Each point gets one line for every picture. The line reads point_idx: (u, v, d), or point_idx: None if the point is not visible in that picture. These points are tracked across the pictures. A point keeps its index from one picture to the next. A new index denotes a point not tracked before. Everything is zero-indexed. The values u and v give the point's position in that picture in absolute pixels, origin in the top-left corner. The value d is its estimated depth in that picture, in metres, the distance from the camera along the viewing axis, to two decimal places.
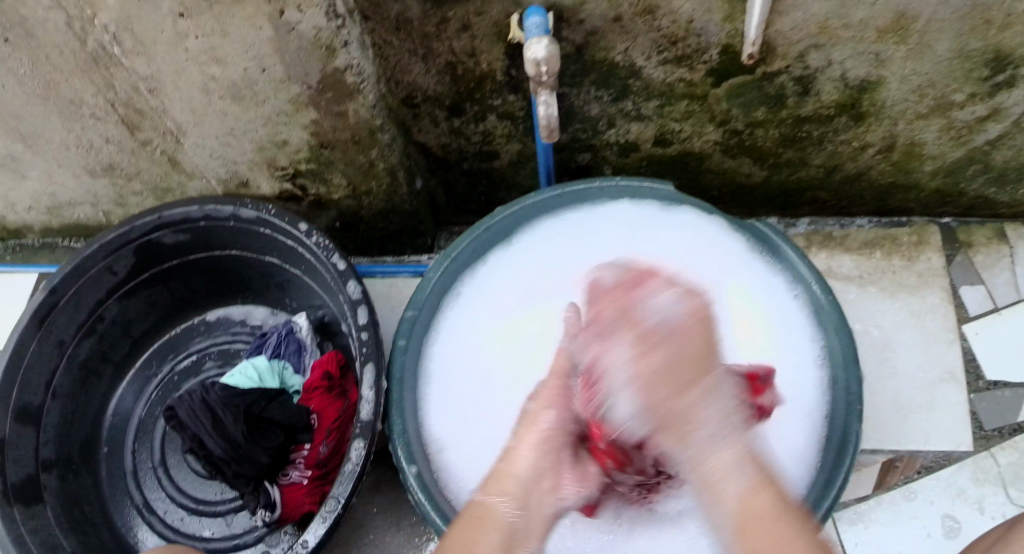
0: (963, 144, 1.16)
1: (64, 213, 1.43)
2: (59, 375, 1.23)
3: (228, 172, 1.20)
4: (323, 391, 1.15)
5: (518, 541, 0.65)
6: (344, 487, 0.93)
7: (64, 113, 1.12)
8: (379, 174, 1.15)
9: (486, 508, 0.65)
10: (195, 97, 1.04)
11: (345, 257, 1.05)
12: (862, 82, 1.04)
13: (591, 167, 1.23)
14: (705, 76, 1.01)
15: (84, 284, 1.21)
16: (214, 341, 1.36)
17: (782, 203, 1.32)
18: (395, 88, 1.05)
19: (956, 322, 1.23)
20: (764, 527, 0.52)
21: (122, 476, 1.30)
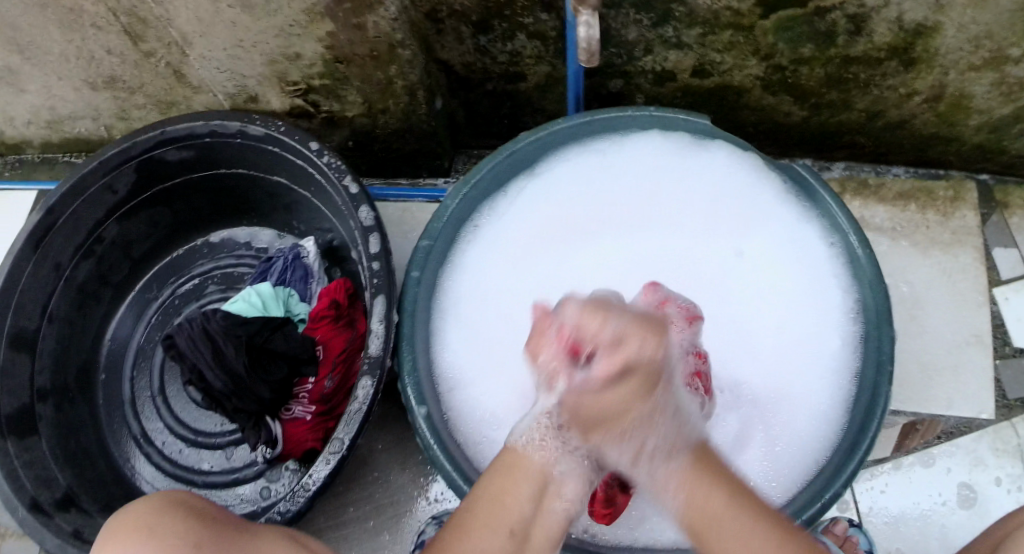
0: (1014, 101, 1.09)
1: (64, 127, 1.36)
2: (57, 298, 1.19)
3: (236, 86, 1.14)
4: (330, 322, 1.10)
5: (552, 490, 0.70)
6: (350, 427, 0.89)
7: (63, 21, 1.05)
8: (397, 91, 1.09)
9: (518, 459, 0.71)
10: (202, 6, 0.97)
11: (357, 180, 0.99)
12: (918, 27, 0.97)
13: (622, 94, 1.16)
14: (754, 7, 0.93)
15: (81, 205, 1.16)
16: (218, 264, 1.32)
17: (819, 146, 1.26)
18: (419, 0, 0.97)
19: (987, 284, 1.18)
20: (716, 519, 0.63)
21: (120, 405, 1.26)
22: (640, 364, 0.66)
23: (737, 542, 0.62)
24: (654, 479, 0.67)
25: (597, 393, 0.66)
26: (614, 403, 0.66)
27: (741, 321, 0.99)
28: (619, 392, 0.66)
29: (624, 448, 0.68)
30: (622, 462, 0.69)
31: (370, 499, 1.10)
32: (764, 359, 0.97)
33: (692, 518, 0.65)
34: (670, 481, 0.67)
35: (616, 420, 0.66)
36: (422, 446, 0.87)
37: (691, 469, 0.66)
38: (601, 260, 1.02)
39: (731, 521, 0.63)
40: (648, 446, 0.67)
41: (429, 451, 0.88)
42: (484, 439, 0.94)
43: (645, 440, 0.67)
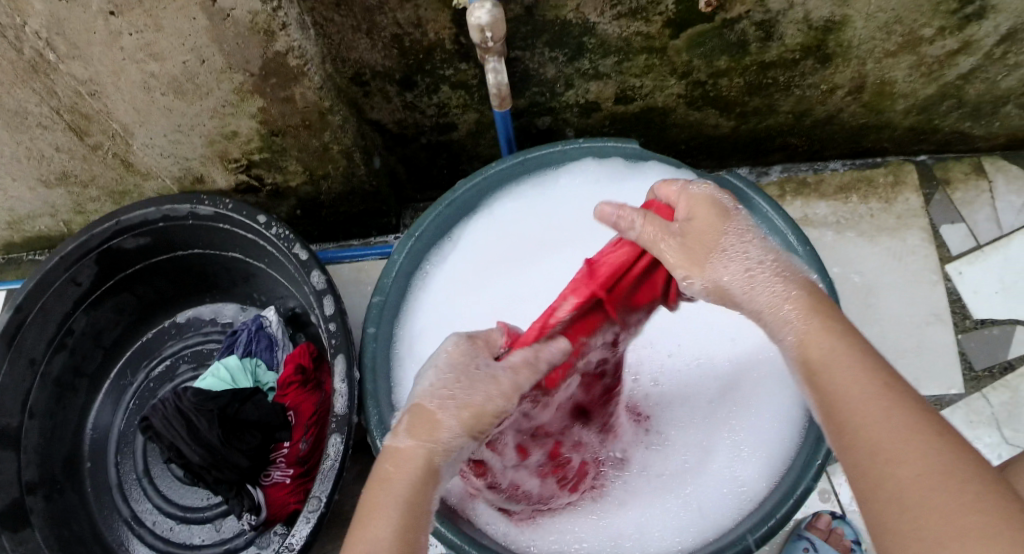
0: (935, 80, 1.12)
1: (25, 226, 1.38)
2: (35, 394, 1.20)
3: (182, 169, 1.16)
4: (297, 386, 1.11)
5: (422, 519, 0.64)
6: (325, 484, 0.92)
7: (10, 125, 1.08)
8: (335, 157, 1.12)
9: (393, 455, 0.68)
10: (137, 97, 1.00)
11: (307, 246, 1.02)
12: (827, 23, 1.00)
13: (553, 130, 1.20)
14: (663, 28, 0.97)
15: (49, 299, 1.18)
16: (186, 343, 1.33)
17: (754, 152, 1.29)
18: (343, 67, 1.01)
19: (939, 262, 1.21)
20: (860, 410, 0.58)
21: (108, 489, 1.26)
22: (695, 231, 0.76)
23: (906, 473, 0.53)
24: (746, 288, 0.72)
25: (695, 219, 0.76)
26: (711, 228, 0.75)
27: (687, 356, 1.00)
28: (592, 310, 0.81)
29: (734, 266, 0.73)
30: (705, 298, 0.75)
31: None
32: (703, 375, 0.99)
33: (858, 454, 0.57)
34: (782, 305, 0.69)
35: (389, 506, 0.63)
36: None
37: (821, 323, 0.66)
38: (527, 257, 1.06)
39: (842, 374, 0.61)
40: (748, 256, 0.74)
41: None
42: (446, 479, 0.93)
43: (740, 259, 0.73)
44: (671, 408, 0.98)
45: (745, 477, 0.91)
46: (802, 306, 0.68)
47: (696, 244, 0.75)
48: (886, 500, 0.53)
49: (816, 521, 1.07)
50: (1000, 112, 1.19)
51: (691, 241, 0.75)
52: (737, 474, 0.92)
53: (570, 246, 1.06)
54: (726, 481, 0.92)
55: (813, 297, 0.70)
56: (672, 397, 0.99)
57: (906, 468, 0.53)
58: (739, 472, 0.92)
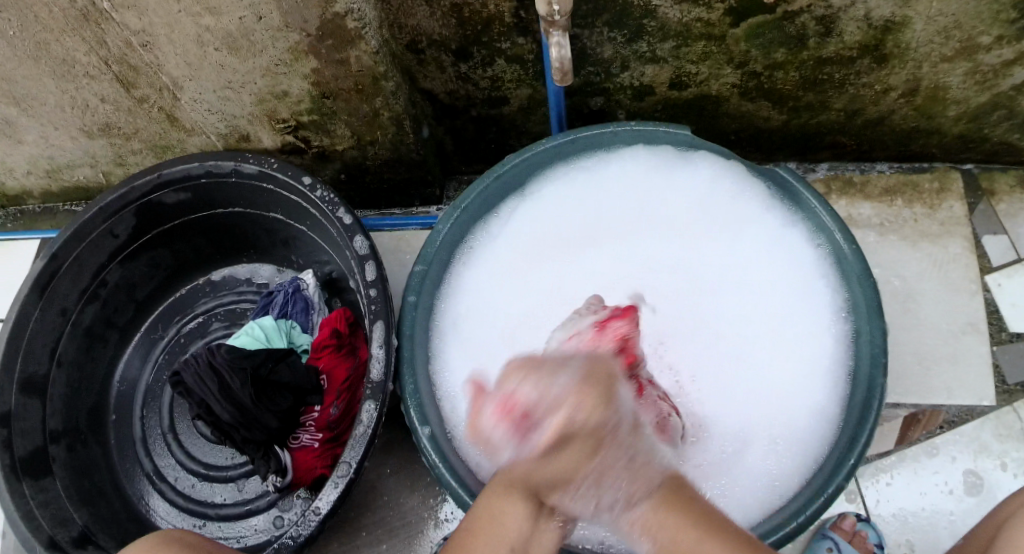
0: (989, 88, 1.11)
1: (63, 176, 1.39)
2: (64, 344, 1.21)
3: (228, 127, 1.16)
4: (332, 351, 1.12)
5: None
6: (356, 450, 0.91)
7: (57, 72, 1.08)
8: (384, 124, 1.12)
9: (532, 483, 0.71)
10: (190, 51, 1.00)
11: (351, 211, 1.02)
12: (887, 22, 0.99)
13: (605, 111, 1.19)
14: (724, 16, 0.96)
15: (85, 250, 1.18)
16: (220, 302, 1.34)
17: (801, 148, 1.28)
18: (399, 33, 1.01)
19: (980, 272, 1.20)
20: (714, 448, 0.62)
21: (132, 444, 1.28)
22: (577, 432, 0.54)
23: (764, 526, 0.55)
24: None
25: (572, 433, 0.54)
26: (587, 439, 0.55)
27: (725, 346, 0.99)
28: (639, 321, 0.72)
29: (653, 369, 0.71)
30: (586, 510, 0.58)
31: (381, 523, 1.10)
32: (743, 367, 0.98)
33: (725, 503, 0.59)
34: None
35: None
36: (427, 465, 0.89)
37: None
38: (571, 237, 1.06)
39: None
40: (604, 498, 0.57)
41: (436, 470, 0.88)
42: (476, 450, 0.95)
43: None
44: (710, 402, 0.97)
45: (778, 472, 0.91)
46: (653, 508, 0.57)
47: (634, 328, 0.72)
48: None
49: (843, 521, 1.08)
50: None
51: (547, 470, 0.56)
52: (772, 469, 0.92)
53: (614, 229, 1.06)
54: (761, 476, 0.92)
55: (675, 483, 0.60)
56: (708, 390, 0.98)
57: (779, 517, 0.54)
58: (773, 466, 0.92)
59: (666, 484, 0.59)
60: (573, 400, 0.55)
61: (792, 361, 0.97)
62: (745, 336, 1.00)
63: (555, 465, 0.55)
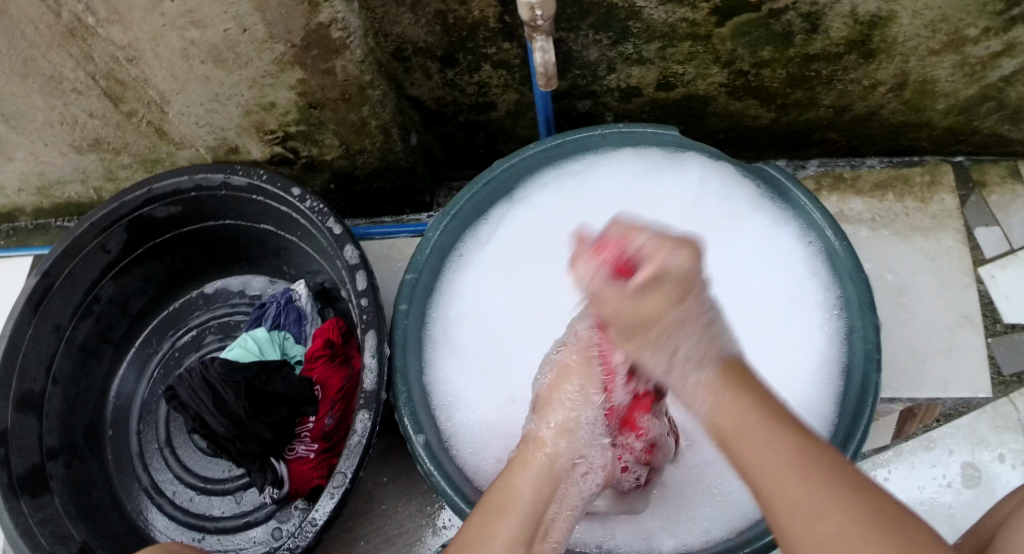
0: (977, 81, 1.11)
1: (54, 192, 1.39)
2: (59, 360, 1.20)
3: (216, 139, 1.16)
4: (325, 361, 1.11)
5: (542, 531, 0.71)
6: (350, 461, 0.91)
7: (45, 89, 1.08)
8: (372, 132, 1.11)
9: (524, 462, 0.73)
10: (176, 64, 1.00)
11: (341, 220, 1.02)
12: (873, 17, 0.99)
13: (592, 114, 1.19)
14: (709, 15, 0.96)
15: (77, 265, 1.18)
16: (214, 314, 1.33)
17: (791, 145, 1.28)
18: (384, 41, 1.01)
19: (973, 265, 1.20)
20: (739, 431, 0.60)
21: (129, 459, 1.27)
22: (670, 275, 0.66)
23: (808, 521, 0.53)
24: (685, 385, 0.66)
25: (642, 303, 0.67)
26: (649, 311, 0.67)
27: None
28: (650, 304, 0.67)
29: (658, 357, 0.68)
30: (659, 372, 0.69)
31: (379, 531, 1.10)
32: None
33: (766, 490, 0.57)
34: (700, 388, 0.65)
35: (516, 510, 0.68)
36: (422, 473, 0.88)
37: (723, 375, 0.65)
38: (564, 241, 1.06)
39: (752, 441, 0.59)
40: (681, 353, 0.66)
41: (431, 478, 0.88)
42: (474, 456, 0.95)
43: (675, 349, 0.67)
44: None
45: None
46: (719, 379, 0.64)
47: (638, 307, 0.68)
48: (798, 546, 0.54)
49: None
50: None
51: (624, 320, 0.69)
52: None
53: None
54: None
55: (744, 365, 0.67)
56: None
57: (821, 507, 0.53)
58: None
59: (736, 361, 0.66)
60: (672, 251, 0.66)
61: (787, 359, 0.97)
62: (740, 335, 1.00)
63: (628, 308, 0.69)
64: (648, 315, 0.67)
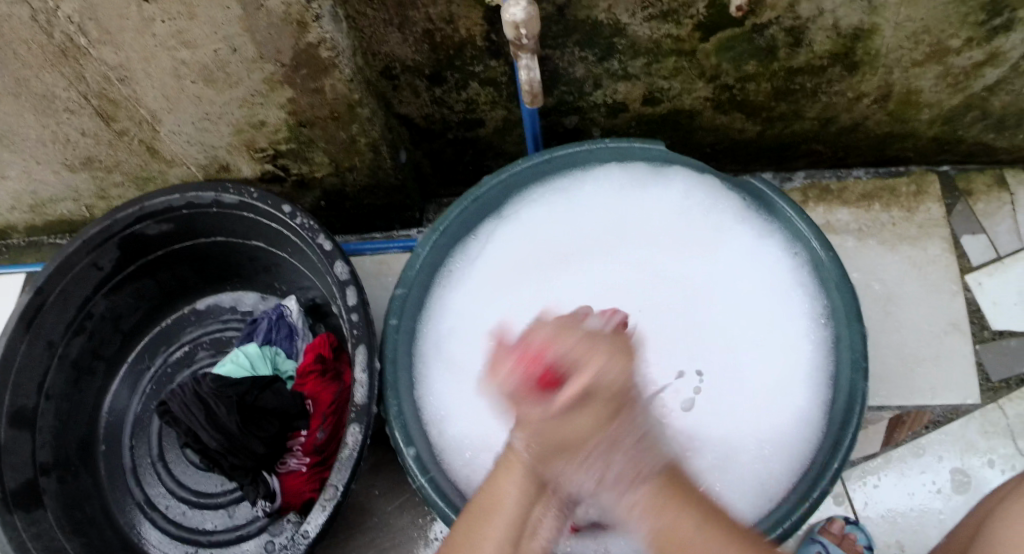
0: (961, 91, 1.12)
1: (47, 210, 1.39)
2: (52, 377, 1.21)
3: (208, 157, 1.17)
4: (317, 376, 1.12)
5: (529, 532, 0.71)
6: (342, 473, 0.91)
7: (37, 108, 1.08)
8: (362, 149, 1.12)
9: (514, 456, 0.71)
10: (166, 84, 1.01)
11: (332, 237, 1.02)
12: (856, 31, 1.00)
13: (580, 129, 1.20)
14: (693, 31, 0.97)
15: (69, 283, 1.18)
16: (206, 330, 1.34)
17: (778, 157, 1.29)
18: (373, 60, 1.02)
19: (960, 272, 1.21)
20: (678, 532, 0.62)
21: (123, 474, 1.27)
22: (601, 392, 0.64)
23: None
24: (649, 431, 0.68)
25: (568, 418, 0.64)
26: (580, 433, 0.64)
27: (707, 356, 1.00)
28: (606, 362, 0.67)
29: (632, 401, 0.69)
30: (585, 486, 0.68)
31: (372, 544, 1.10)
32: (728, 379, 0.99)
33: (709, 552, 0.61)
34: (656, 442, 0.67)
35: (502, 516, 0.68)
36: (414, 487, 0.89)
37: (683, 424, 0.66)
38: (553, 253, 1.07)
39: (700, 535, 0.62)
40: (609, 474, 0.65)
41: (423, 492, 0.89)
42: (466, 470, 0.95)
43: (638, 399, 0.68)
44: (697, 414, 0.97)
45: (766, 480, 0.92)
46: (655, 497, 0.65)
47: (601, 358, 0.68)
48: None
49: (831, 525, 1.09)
50: None
51: (553, 444, 0.66)
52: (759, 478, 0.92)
53: (594, 244, 1.07)
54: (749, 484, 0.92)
55: (675, 473, 0.68)
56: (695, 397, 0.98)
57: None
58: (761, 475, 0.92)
59: (669, 471, 0.67)
60: (603, 358, 0.65)
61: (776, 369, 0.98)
62: (728, 346, 1.00)
63: (542, 430, 0.66)
64: (574, 440, 0.65)
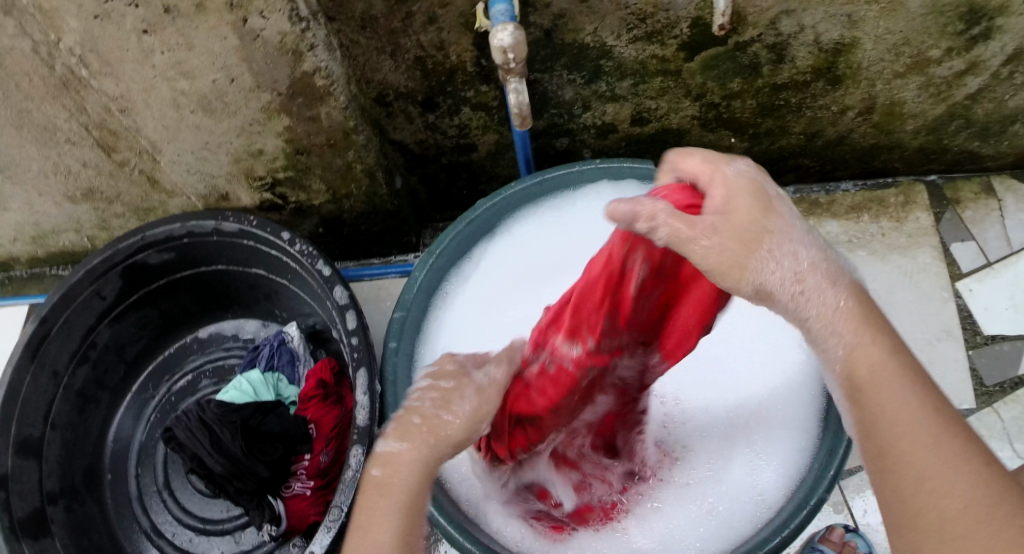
0: (944, 100, 1.14)
1: (48, 241, 1.41)
2: (57, 405, 1.22)
3: (207, 186, 1.19)
4: (319, 401, 1.14)
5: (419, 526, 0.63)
6: (346, 495, 0.93)
7: (39, 140, 1.10)
8: (357, 176, 1.15)
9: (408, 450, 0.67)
10: (166, 114, 1.03)
11: (331, 262, 1.04)
12: (837, 45, 1.02)
13: (570, 151, 1.23)
14: (677, 51, 1.00)
15: (74, 312, 1.20)
16: (209, 358, 1.35)
17: (766, 172, 1.31)
18: (366, 88, 1.05)
19: (951, 280, 1.23)
20: (874, 378, 0.59)
21: (128, 502, 1.28)
22: (739, 195, 0.64)
23: (919, 459, 0.53)
24: (824, 308, 0.63)
25: (733, 210, 0.63)
26: (754, 221, 0.63)
27: (702, 365, 1.03)
28: (740, 212, 0.63)
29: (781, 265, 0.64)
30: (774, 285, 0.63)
31: None
32: (725, 386, 1.01)
33: (876, 428, 0.57)
34: (837, 314, 0.62)
35: (398, 494, 0.64)
36: None
37: (858, 305, 0.63)
38: (548, 272, 1.09)
39: (893, 377, 0.58)
40: (797, 260, 0.64)
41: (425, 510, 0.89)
42: (465, 489, 0.96)
43: (790, 255, 0.63)
44: (695, 416, 1.00)
45: (762, 485, 0.93)
46: (851, 318, 0.62)
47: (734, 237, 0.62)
48: (919, 484, 0.53)
49: (831, 534, 1.07)
50: (1009, 132, 1.21)
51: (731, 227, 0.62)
52: (756, 482, 0.93)
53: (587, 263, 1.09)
54: (744, 486, 0.94)
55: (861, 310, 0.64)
56: (689, 406, 1.01)
57: (925, 460, 0.53)
58: (758, 479, 0.93)
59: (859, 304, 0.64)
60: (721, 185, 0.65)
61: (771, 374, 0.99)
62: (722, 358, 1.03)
63: (721, 254, 0.61)
64: (760, 229, 0.63)
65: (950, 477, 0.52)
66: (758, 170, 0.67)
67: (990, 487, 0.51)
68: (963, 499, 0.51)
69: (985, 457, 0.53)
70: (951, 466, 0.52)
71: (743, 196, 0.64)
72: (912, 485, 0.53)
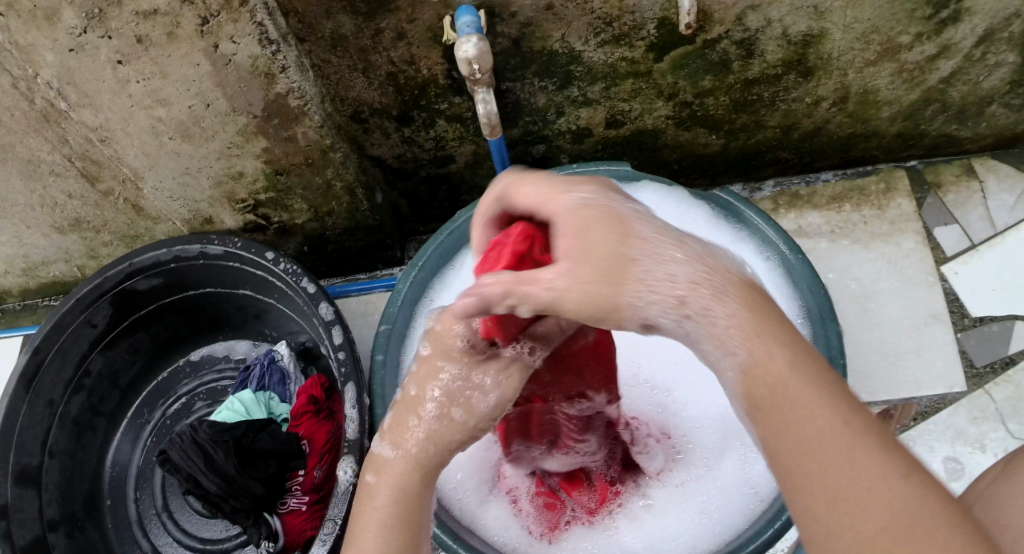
0: (918, 85, 1.15)
1: (39, 272, 1.42)
2: (53, 435, 1.23)
3: (191, 211, 1.20)
4: (311, 417, 1.15)
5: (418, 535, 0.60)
6: (339, 508, 0.94)
7: (24, 173, 1.11)
8: (338, 194, 1.16)
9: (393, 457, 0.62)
10: (146, 142, 1.04)
11: (315, 280, 1.05)
12: (806, 37, 1.03)
13: (548, 157, 1.23)
14: (646, 52, 1.01)
15: (66, 341, 1.21)
16: (202, 381, 1.36)
17: (746, 168, 1.32)
18: (341, 105, 1.06)
19: (935, 264, 1.23)
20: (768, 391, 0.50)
21: (128, 526, 1.28)
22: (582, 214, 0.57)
23: (854, 479, 0.46)
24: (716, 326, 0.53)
25: (589, 240, 0.56)
26: (610, 248, 0.55)
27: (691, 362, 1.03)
28: (601, 240, 0.55)
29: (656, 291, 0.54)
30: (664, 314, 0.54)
31: None
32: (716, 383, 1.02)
33: (783, 444, 0.49)
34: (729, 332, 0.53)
35: (387, 513, 0.59)
36: None
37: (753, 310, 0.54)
38: None
39: (796, 385, 0.50)
40: (668, 274, 0.54)
41: None
42: (459, 497, 0.96)
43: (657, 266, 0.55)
44: (687, 415, 1.01)
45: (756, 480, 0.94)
46: (745, 331, 0.52)
47: (597, 272, 0.54)
48: (831, 502, 0.46)
49: None
50: (986, 113, 1.21)
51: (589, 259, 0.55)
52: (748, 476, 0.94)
53: None
54: (738, 481, 0.95)
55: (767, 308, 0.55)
56: (685, 401, 1.02)
57: (858, 484, 0.46)
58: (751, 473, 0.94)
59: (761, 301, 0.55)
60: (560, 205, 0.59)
61: None
62: None
63: (582, 295, 0.54)
64: (622, 258, 0.55)
65: (869, 487, 0.45)
66: (606, 189, 0.61)
67: (914, 502, 0.45)
68: (893, 493, 0.45)
69: (905, 468, 0.47)
70: (873, 477, 0.46)
71: (589, 217, 0.57)
72: (827, 505, 0.46)
